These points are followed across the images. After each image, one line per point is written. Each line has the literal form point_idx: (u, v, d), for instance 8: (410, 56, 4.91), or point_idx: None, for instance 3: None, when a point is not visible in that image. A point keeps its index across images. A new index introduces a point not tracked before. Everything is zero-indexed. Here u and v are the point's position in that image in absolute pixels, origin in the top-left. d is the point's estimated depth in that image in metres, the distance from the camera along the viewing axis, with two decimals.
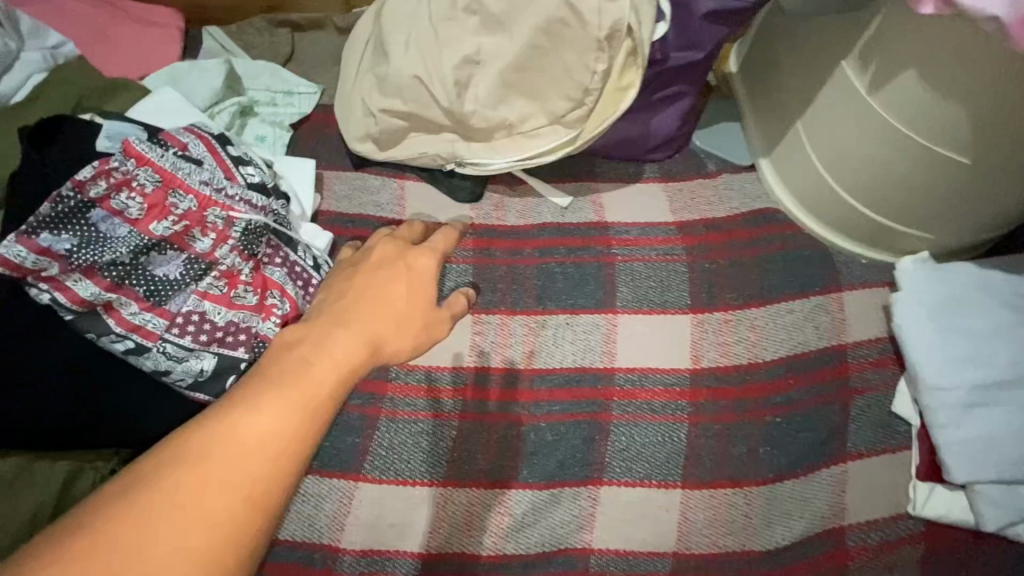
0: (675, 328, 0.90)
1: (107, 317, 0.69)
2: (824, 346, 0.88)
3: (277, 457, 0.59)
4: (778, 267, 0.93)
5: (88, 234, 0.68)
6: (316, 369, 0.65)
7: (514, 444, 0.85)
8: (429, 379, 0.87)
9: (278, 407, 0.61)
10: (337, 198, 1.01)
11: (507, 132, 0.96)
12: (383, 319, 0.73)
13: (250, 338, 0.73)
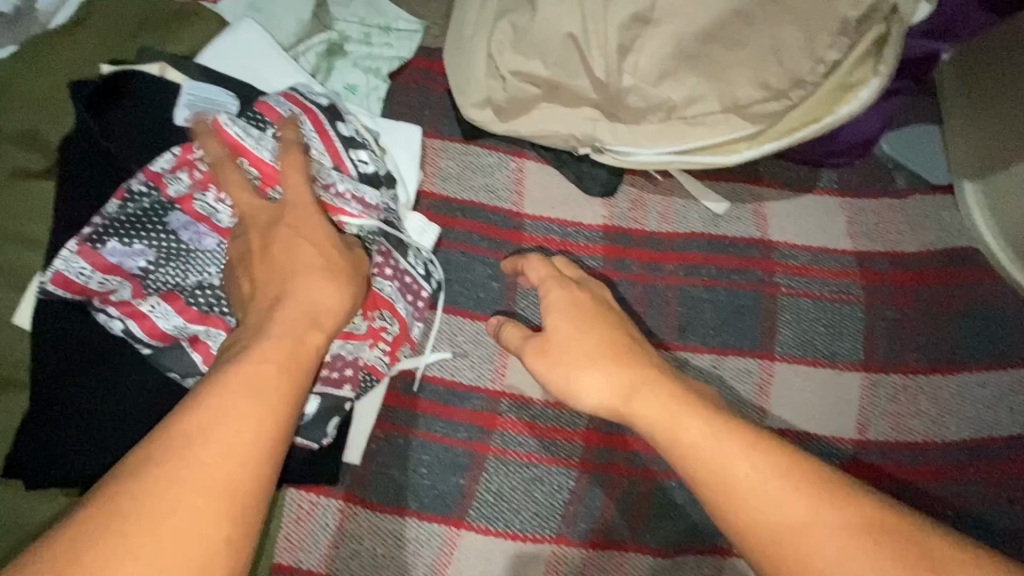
0: (839, 388, 0.76)
1: (192, 353, 0.54)
2: (1016, 431, 0.75)
3: (228, 463, 0.40)
4: (972, 325, 0.78)
5: (172, 249, 0.54)
6: (269, 356, 0.45)
7: (636, 502, 0.74)
8: (538, 425, 0.74)
9: (226, 422, 0.41)
10: (441, 176, 0.83)
11: (665, 115, 0.74)
12: (318, 287, 0.50)
13: (356, 373, 0.62)
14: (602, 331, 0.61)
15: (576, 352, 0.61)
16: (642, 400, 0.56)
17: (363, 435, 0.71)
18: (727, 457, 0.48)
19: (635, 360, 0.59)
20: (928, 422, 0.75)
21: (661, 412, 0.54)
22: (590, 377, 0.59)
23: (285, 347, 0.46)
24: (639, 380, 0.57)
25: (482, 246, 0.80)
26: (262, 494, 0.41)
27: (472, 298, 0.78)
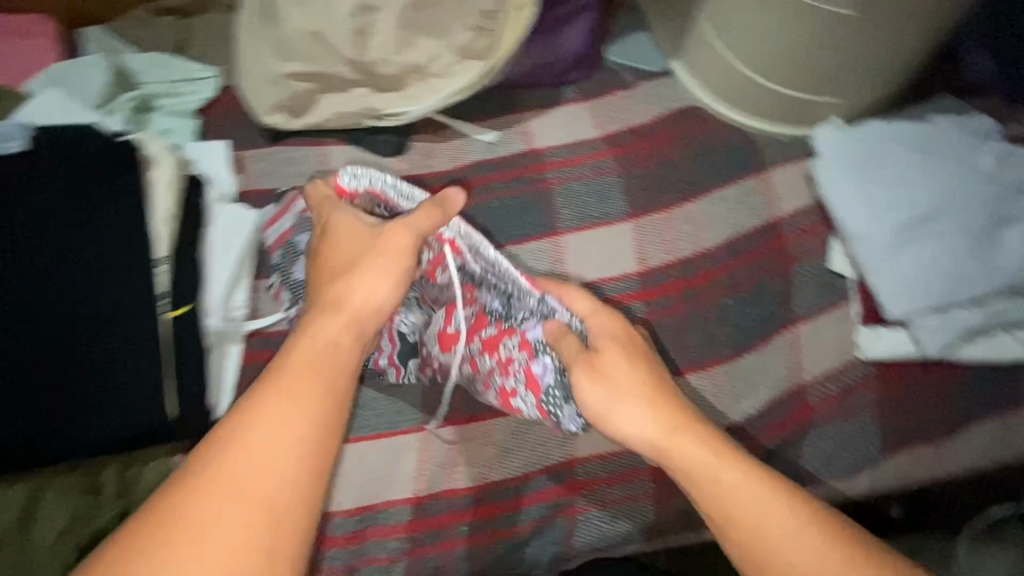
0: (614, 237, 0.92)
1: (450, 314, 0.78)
2: (759, 224, 0.91)
3: (299, 456, 0.54)
4: (706, 159, 0.97)
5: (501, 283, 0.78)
6: (312, 378, 0.59)
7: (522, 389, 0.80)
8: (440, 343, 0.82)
9: (280, 426, 0.55)
10: (259, 175, 0.97)
11: (419, 76, 0.95)
12: (372, 287, 0.66)
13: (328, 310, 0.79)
14: (637, 368, 0.70)
15: (629, 395, 0.68)
16: (681, 439, 0.64)
17: (231, 392, 0.81)
18: (734, 481, 0.60)
19: (662, 404, 0.67)
20: (693, 240, 0.91)
21: (687, 442, 0.64)
22: (629, 413, 0.67)
23: (325, 371, 0.59)
24: (676, 422, 0.65)
25: None
26: (311, 477, 0.54)
27: None
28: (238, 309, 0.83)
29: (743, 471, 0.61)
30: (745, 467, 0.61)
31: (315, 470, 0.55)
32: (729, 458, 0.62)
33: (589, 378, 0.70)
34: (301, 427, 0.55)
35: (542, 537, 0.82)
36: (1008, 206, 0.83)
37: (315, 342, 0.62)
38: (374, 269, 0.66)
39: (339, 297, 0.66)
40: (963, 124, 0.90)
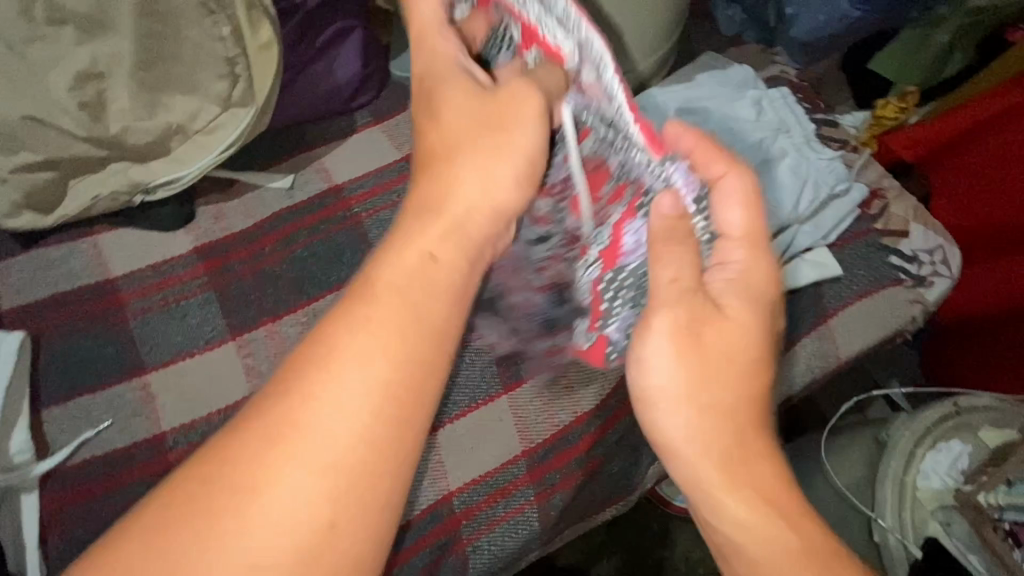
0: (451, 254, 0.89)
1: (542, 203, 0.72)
2: None
3: (381, 451, 0.46)
4: None
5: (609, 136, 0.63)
6: (427, 328, 0.50)
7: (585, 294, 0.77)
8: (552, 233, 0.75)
9: (398, 362, 0.48)
10: (19, 288, 0.83)
11: (182, 137, 0.85)
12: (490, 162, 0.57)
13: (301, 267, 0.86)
14: (749, 344, 0.57)
15: (706, 393, 0.56)
16: (741, 435, 0.56)
17: (36, 548, 0.69)
18: (750, 498, 0.53)
19: (725, 391, 0.56)
20: None
21: (729, 437, 0.55)
22: (681, 422, 0.56)
23: (438, 309, 0.52)
24: (730, 423, 0.56)
25: (84, 324, 0.81)
26: (392, 474, 0.47)
27: (96, 370, 0.79)
28: (21, 454, 0.72)
29: (784, 486, 0.54)
30: (780, 472, 0.55)
31: (390, 489, 0.47)
32: (778, 477, 0.54)
33: (682, 322, 0.56)
34: (420, 356, 0.49)
35: None
36: (771, 147, 0.91)
37: (438, 265, 0.53)
38: (490, 154, 0.57)
39: (444, 190, 0.57)
40: (724, 76, 0.96)
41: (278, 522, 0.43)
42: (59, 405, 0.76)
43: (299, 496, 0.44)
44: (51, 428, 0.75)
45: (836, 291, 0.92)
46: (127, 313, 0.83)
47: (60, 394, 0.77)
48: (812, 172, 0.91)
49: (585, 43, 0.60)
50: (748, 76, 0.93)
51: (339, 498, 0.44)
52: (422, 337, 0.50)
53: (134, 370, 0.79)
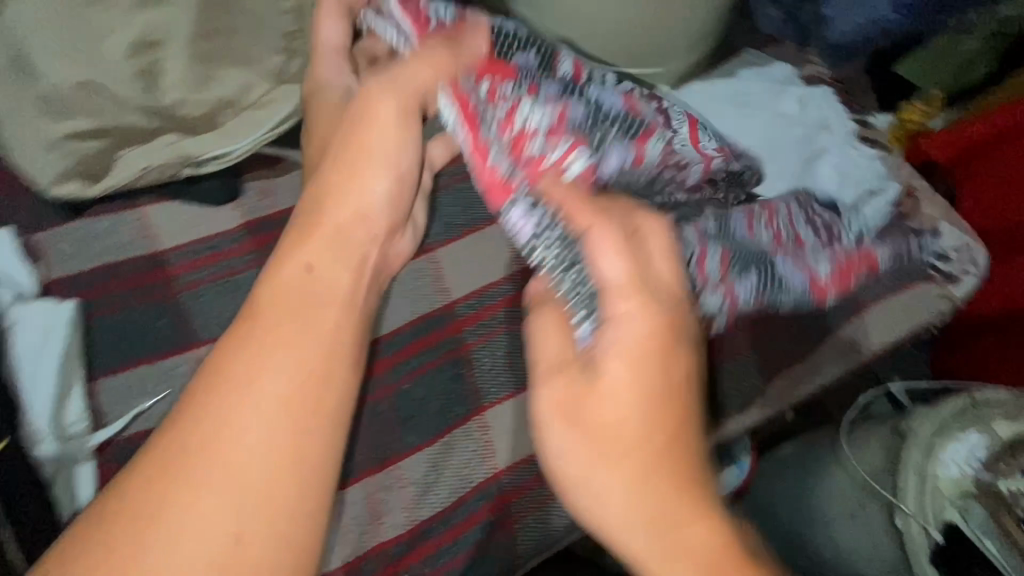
0: None
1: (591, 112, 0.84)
2: None
3: (278, 464, 0.55)
4: None
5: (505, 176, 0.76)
6: (324, 354, 0.61)
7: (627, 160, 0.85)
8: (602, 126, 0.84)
9: (262, 397, 0.56)
10: (65, 258, 0.81)
11: (234, 111, 0.84)
12: (359, 189, 0.70)
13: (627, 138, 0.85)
14: (628, 413, 0.56)
15: (595, 456, 0.57)
16: (656, 483, 0.54)
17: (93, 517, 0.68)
18: (648, 556, 0.54)
19: (620, 456, 0.56)
20: None
21: (621, 503, 0.55)
22: (603, 480, 0.56)
23: (312, 344, 0.60)
24: (649, 476, 0.55)
25: (135, 296, 0.80)
26: (294, 491, 0.55)
27: (150, 342, 0.78)
28: (77, 424, 0.70)
29: (704, 528, 0.53)
30: (707, 518, 0.54)
31: (303, 491, 0.55)
32: (706, 521, 0.54)
33: (571, 383, 0.60)
34: (281, 390, 0.57)
35: (484, 559, 0.79)
36: (814, 142, 0.93)
37: (285, 300, 0.62)
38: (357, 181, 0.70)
39: (362, 210, 0.70)
40: (765, 74, 0.99)
41: (190, 547, 0.50)
42: (111, 376, 0.75)
43: (209, 525, 0.51)
44: (104, 398, 0.74)
45: (873, 285, 0.93)
46: (177, 286, 0.81)
47: (113, 365, 0.76)
48: (853, 168, 0.93)
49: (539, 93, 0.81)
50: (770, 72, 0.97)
51: (240, 523, 0.52)
52: (318, 348, 0.61)
53: (186, 343, 0.78)
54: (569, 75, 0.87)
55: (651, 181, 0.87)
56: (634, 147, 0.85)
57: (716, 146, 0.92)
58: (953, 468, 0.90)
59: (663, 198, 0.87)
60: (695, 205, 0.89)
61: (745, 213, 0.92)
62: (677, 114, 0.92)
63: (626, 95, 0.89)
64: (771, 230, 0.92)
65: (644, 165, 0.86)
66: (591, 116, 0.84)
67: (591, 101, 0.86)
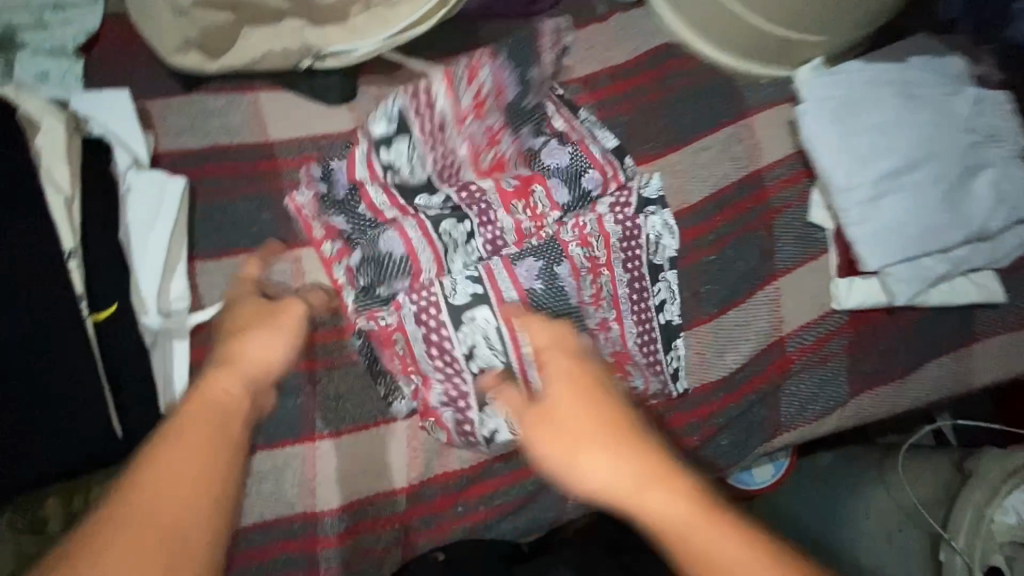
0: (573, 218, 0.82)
1: (362, 198, 0.78)
2: (743, 175, 0.89)
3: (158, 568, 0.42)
4: (687, 107, 0.91)
5: (377, 264, 0.76)
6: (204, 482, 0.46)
7: (512, 222, 0.80)
8: (424, 207, 0.78)
9: (147, 513, 0.44)
10: (177, 132, 0.79)
11: (363, 5, 0.80)
12: (263, 348, 0.60)
13: (474, 197, 0.80)
14: (586, 416, 0.52)
15: (560, 441, 0.52)
16: (654, 488, 0.48)
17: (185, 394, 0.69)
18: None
19: (582, 459, 0.50)
20: (678, 195, 0.87)
21: (632, 465, 0.49)
22: (591, 473, 0.49)
23: (197, 464, 0.47)
24: (625, 474, 0.49)
25: (243, 184, 0.78)
26: None
27: (253, 234, 0.76)
28: (179, 301, 0.70)
29: (725, 527, 0.45)
30: (696, 504, 0.47)
31: None
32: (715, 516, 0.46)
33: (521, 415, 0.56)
34: (175, 508, 0.44)
35: (537, 505, 0.79)
36: (977, 153, 0.85)
37: (189, 431, 0.49)
38: (267, 321, 0.62)
39: (243, 347, 0.59)
40: (939, 66, 0.89)
41: None
42: (213, 260, 0.75)
43: None
44: (204, 281, 0.74)
45: (989, 319, 0.89)
46: (284, 182, 0.79)
47: (217, 250, 0.75)
48: (1014, 190, 0.84)
49: (363, 258, 0.76)
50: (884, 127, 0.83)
51: None
52: (204, 483, 0.46)
53: (287, 242, 0.77)
54: (364, 207, 0.78)
55: (465, 269, 0.77)
56: (404, 235, 0.76)
57: (527, 208, 0.81)
58: (1012, 516, 0.82)
59: (474, 284, 0.76)
60: (545, 275, 0.79)
61: (607, 268, 0.81)
62: (533, 138, 0.84)
63: (400, 209, 0.78)
64: (594, 289, 0.80)
65: (442, 300, 0.75)
66: (368, 269, 0.76)
67: (361, 213, 0.78)
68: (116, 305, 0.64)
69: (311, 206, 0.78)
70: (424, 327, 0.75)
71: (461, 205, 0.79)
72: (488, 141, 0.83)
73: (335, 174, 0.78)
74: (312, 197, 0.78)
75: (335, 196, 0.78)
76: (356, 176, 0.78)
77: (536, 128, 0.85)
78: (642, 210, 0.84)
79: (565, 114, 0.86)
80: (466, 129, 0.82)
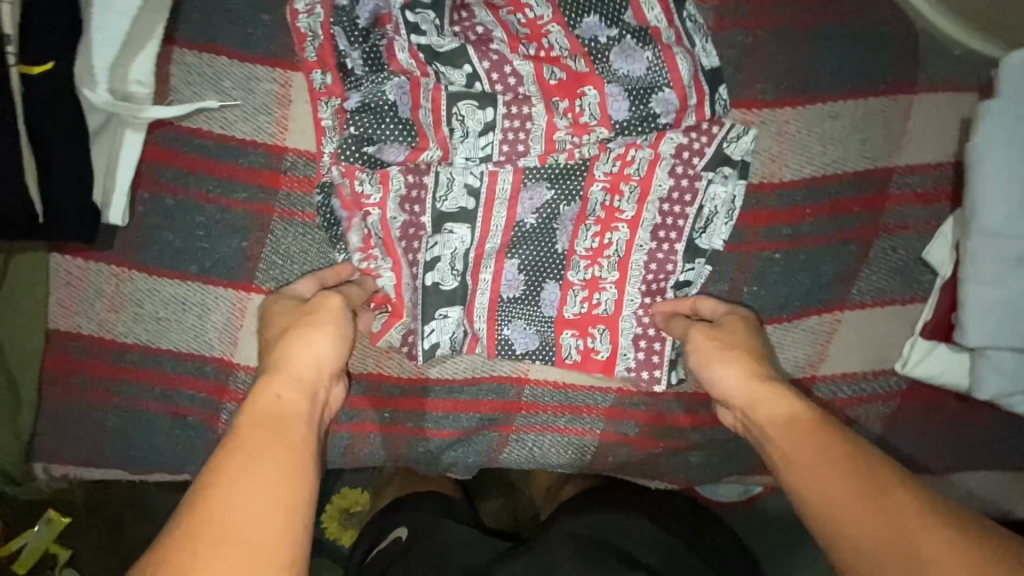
0: (613, 145, 0.65)
1: (384, 33, 0.62)
2: (864, 168, 0.67)
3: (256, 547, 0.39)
4: (833, 51, 0.67)
5: (376, 104, 0.62)
6: (282, 498, 0.43)
7: (547, 124, 0.64)
8: (435, 68, 0.63)
9: (245, 520, 0.41)
10: None
11: None
12: (312, 349, 0.54)
13: (514, 84, 0.64)
14: (728, 333, 0.60)
15: (711, 348, 0.59)
16: (773, 387, 0.53)
17: (126, 192, 0.62)
18: (860, 531, 0.43)
19: (726, 354, 0.58)
20: (768, 163, 0.67)
21: (750, 387, 0.54)
22: (721, 371, 0.57)
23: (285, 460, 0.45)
24: (739, 377, 0.56)
25: None
26: None
27: (245, 36, 0.64)
28: (139, 86, 0.60)
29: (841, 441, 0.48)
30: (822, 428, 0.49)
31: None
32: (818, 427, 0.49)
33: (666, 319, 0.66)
34: (264, 537, 0.40)
35: (466, 445, 0.73)
36: None
37: (252, 444, 0.45)
38: (315, 327, 0.55)
39: (290, 351, 0.53)
40: None
41: None
42: (193, 52, 0.63)
43: None
44: (177, 74, 0.63)
45: None
46: None
47: (200, 41, 0.63)
48: None
49: (361, 104, 0.62)
50: None
51: None
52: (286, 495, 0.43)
53: (281, 60, 0.64)
54: (382, 48, 0.62)
55: (467, 169, 0.64)
56: (412, 100, 0.62)
57: (570, 116, 0.64)
58: None
59: (469, 196, 0.65)
60: (549, 209, 0.66)
61: (628, 224, 0.66)
62: (603, 29, 0.64)
63: (418, 67, 0.62)
64: (597, 241, 0.66)
65: (426, 197, 0.64)
66: (363, 119, 0.61)
67: (377, 54, 0.62)
68: (50, 65, 0.55)
69: (315, 24, 0.62)
70: (405, 219, 0.64)
71: (489, 89, 0.63)
72: (542, 19, 0.64)
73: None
74: (323, 7, 0.62)
75: (353, 19, 0.62)
76: (379, 6, 0.62)
77: (613, 16, 0.64)
78: (712, 169, 0.65)
79: (662, 4, 0.64)
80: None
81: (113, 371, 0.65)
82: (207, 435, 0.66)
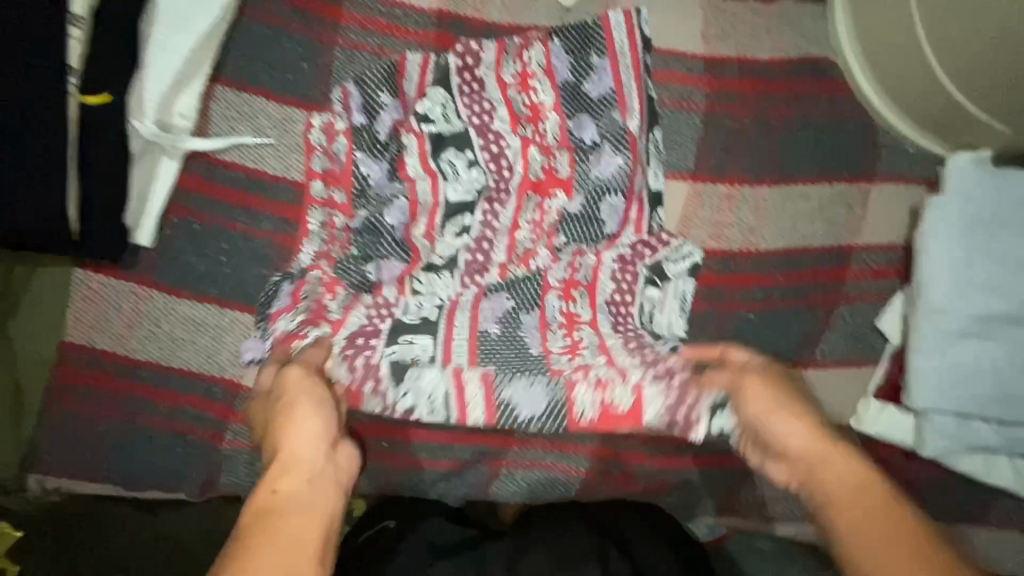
0: (564, 255, 0.70)
1: (390, 143, 0.69)
2: (830, 244, 0.76)
3: None
4: (807, 140, 0.76)
5: (376, 217, 0.68)
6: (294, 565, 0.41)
7: (528, 233, 0.70)
8: (435, 172, 0.69)
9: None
10: None
11: None
12: (298, 420, 0.52)
13: (507, 187, 0.70)
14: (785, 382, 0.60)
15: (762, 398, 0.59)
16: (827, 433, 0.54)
17: (157, 214, 0.65)
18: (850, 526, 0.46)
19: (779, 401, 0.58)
20: (747, 236, 0.75)
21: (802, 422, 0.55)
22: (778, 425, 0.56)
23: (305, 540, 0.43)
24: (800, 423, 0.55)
25: (295, 22, 0.69)
26: None
27: (285, 80, 0.69)
28: (182, 118, 0.65)
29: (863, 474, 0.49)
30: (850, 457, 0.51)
31: None
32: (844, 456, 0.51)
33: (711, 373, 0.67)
34: None
35: (458, 477, 0.77)
36: None
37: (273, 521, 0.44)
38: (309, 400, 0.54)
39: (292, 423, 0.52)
40: None
41: None
42: (234, 89, 0.68)
43: None
44: (217, 109, 0.67)
45: (1010, 511, 0.76)
46: (338, 36, 0.70)
47: (242, 81, 0.68)
48: None
49: (354, 220, 0.68)
50: (991, 268, 0.70)
51: None
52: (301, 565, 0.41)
53: (314, 104, 0.69)
54: (397, 159, 0.69)
55: (441, 286, 0.68)
56: (408, 217, 0.68)
57: (535, 219, 0.70)
58: None
59: (434, 309, 0.67)
60: (511, 318, 0.68)
61: (590, 324, 0.69)
62: (590, 130, 0.71)
63: (425, 173, 0.69)
64: (569, 341, 0.68)
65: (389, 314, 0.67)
66: (364, 239, 0.68)
67: (393, 161, 0.69)
68: (106, 96, 0.59)
69: (324, 127, 0.68)
70: (365, 322, 0.66)
71: (484, 180, 0.70)
72: (543, 104, 0.71)
73: (378, 113, 0.69)
74: (337, 130, 0.68)
75: (374, 136, 0.69)
76: (396, 119, 0.69)
77: (602, 116, 0.71)
78: (652, 271, 0.70)
79: (641, 114, 0.71)
80: (529, 81, 0.71)
81: (122, 386, 0.67)
82: (209, 454, 0.68)
